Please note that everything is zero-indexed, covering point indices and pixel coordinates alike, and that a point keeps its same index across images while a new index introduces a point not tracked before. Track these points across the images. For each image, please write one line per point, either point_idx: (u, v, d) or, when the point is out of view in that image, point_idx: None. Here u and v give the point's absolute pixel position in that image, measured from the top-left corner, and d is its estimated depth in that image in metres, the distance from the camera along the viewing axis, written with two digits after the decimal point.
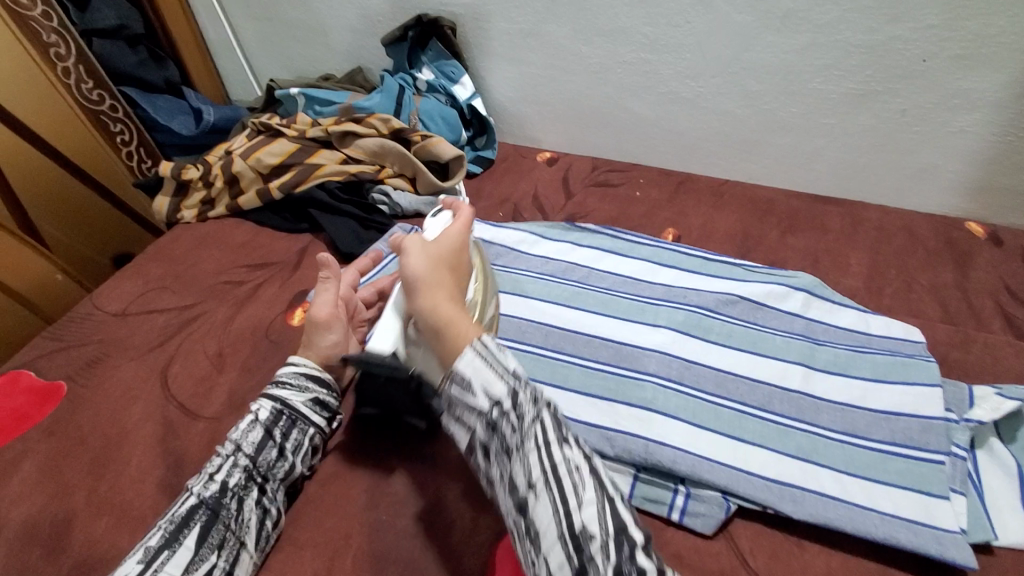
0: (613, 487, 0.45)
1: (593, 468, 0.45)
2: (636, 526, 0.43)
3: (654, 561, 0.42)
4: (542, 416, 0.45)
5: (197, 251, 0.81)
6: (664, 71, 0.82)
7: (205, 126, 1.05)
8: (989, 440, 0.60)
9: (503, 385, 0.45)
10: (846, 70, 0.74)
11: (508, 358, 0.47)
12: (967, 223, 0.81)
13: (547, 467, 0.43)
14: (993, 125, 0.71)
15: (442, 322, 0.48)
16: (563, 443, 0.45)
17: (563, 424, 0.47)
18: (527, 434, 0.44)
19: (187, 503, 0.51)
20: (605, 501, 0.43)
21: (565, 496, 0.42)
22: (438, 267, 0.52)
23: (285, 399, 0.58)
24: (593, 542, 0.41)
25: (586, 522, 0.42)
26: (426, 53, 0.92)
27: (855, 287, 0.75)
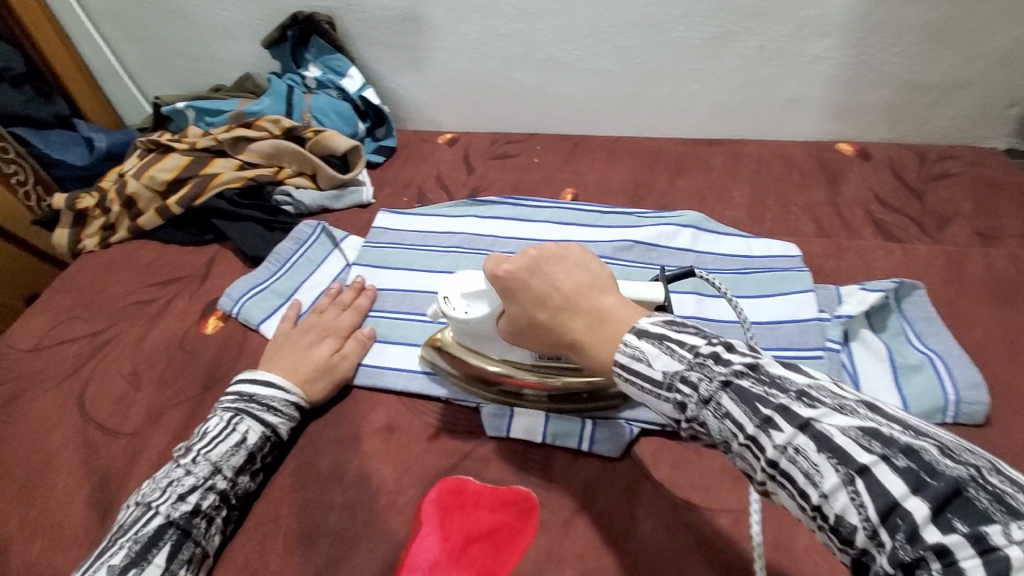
0: (869, 448, 0.31)
1: (817, 439, 0.32)
2: (914, 492, 0.29)
3: (964, 532, 0.27)
4: (723, 405, 0.37)
5: (104, 277, 0.80)
6: (540, 39, 0.86)
7: (99, 154, 1.04)
8: (861, 331, 0.66)
9: (666, 402, 0.40)
10: (703, 15, 0.79)
11: (658, 357, 0.40)
12: (839, 145, 0.88)
13: (762, 463, 0.35)
14: (842, 48, 0.79)
15: (593, 343, 0.43)
16: (767, 426, 0.34)
17: (758, 395, 0.35)
18: (721, 435, 0.37)
19: (152, 522, 0.50)
20: (853, 480, 0.31)
21: (799, 489, 0.33)
22: (582, 284, 0.45)
23: (277, 427, 0.58)
24: (856, 533, 0.31)
25: (838, 514, 0.31)
26: (309, 50, 0.93)
27: (739, 217, 0.81)
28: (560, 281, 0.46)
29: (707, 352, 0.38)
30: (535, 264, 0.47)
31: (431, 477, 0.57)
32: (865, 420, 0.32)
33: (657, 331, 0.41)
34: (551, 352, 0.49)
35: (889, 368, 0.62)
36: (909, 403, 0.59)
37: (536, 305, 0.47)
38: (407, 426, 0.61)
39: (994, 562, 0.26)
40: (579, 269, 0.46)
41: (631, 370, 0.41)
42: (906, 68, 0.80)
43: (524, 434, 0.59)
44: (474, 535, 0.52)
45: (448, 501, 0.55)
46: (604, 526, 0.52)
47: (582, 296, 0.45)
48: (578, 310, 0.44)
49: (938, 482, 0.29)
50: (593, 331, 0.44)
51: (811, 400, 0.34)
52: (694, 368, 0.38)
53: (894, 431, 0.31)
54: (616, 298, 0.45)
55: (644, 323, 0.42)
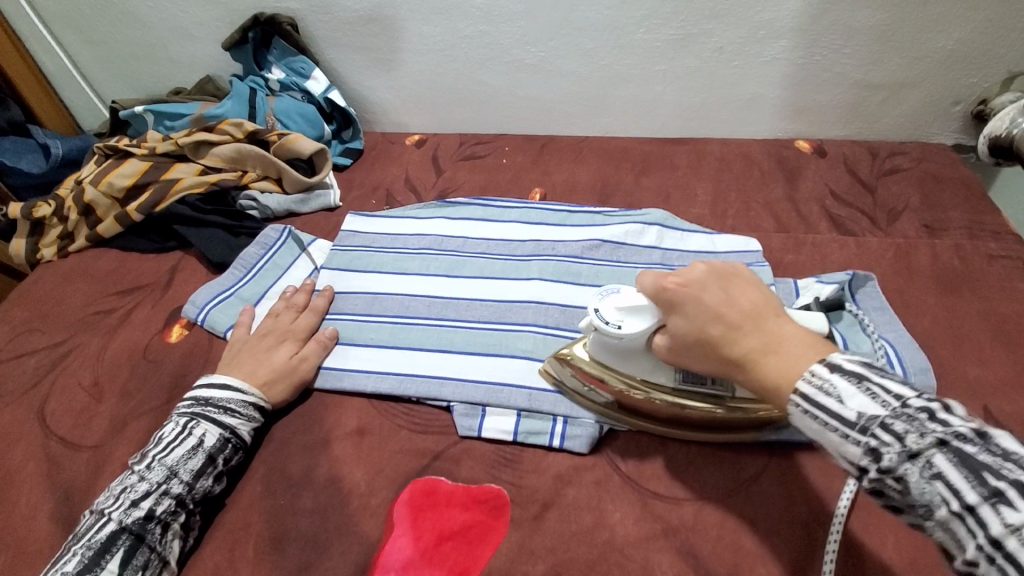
0: None
1: None
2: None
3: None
4: (935, 465, 0.34)
5: (65, 286, 0.78)
6: (505, 41, 0.86)
7: (55, 159, 1.00)
8: (818, 323, 0.66)
9: (854, 448, 0.38)
10: (664, 17, 0.81)
11: (854, 399, 0.39)
12: (796, 142, 0.91)
13: (980, 540, 0.32)
14: (797, 49, 0.82)
15: (772, 363, 0.43)
16: (995, 498, 0.31)
17: (987, 463, 0.33)
18: (924, 498, 0.34)
19: (105, 529, 0.51)
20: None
21: None
22: (758, 304, 0.46)
23: (235, 429, 0.58)
24: None
25: None
26: (272, 52, 0.92)
27: (703, 214, 0.83)
28: (736, 296, 0.47)
29: (918, 405, 0.37)
30: (704, 280, 0.48)
31: (403, 479, 0.57)
32: None
33: (856, 371, 0.40)
34: (713, 371, 0.48)
35: None
36: None
37: (706, 321, 0.47)
38: (378, 429, 0.61)
39: None
40: (754, 288, 0.47)
41: (818, 403, 0.40)
42: (857, 68, 0.83)
43: (497, 434, 0.60)
44: (446, 533, 0.53)
45: (420, 500, 0.55)
46: (575, 520, 0.53)
47: (762, 314, 0.45)
48: (758, 329, 0.45)
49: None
50: (770, 351, 0.44)
51: None
52: (899, 417, 0.37)
53: None
54: (793, 323, 0.45)
55: (842, 360, 0.41)
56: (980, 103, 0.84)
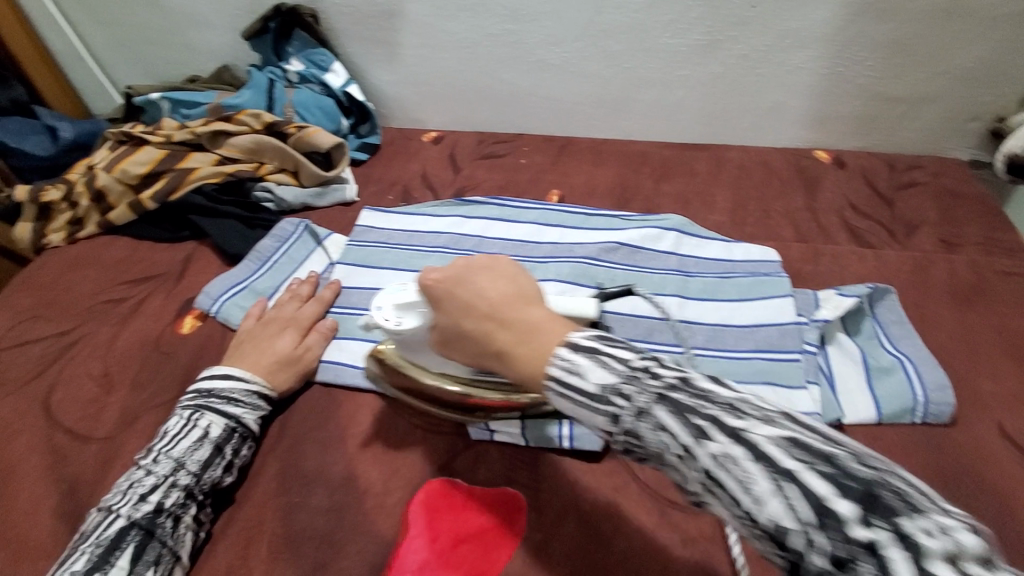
0: (795, 451, 0.32)
1: (750, 449, 0.33)
2: (840, 493, 0.30)
3: (883, 527, 0.29)
4: (657, 418, 0.37)
5: (72, 274, 0.77)
6: (528, 40, 0.86)
7: (63, 144, 0.99)
8: (837, 335, 0.68)
9: (602, 416, 0.39)
10: (689, 22, 0.80)
11: (593, 371, 0.39)
12: (815, 152, 0.91)
13: (699, 473, 0.35)
14: (821, 59, 0.82)
15: (523, 354, 0.43)
16: (700, 437, 0.35)
17: (690, 406, 0.36)
18: (656, 448, 0.37)
19: (114, 525, 0.49)
20: (783, 484, 0.31)
21: (735, 498, 0.33)
22: (506, 296, 0.46)
23: (240, 418, 0.57)
24: (791, 537, 0.31)
25: (771, 520, 0.32)
26: (292, 44, 0.91)
27: (721, 222, 0.83)
28: (486, 290, 0.47)
29: (641, 366, 0.39)
30: (461, 275, 0.49)
31: (418, 480, 0.57)
32: (788, 430, 0.34)
33: (589, 345, 0.41)
34: (480, 362, 0.48)
35: (862, 371, 0.65)
36: (881, 404, 0.62)
37: (463, 315, 0.47)
38: (393, 428, 0.60)
39: (911, 551, 0.28)
40: (505, 281, 0.47)
41: (568, 384, 0.40)
42: (878, 81, 0.83)
43: (508, 438, 0.58)
44: (463, 536, 0.52)
45: (436, 502, 0.54)
46: (593, 526, 0.53)
47: (505, 305, 0.45)
48: (502, 323, 0.45)
49: (856, 484, 0.30)
50: (519, 339, 0.43)
51: (738, 411, 0.35)
52: (631, 380, 0.39)
53: (815, 439, 0.33)
54: (544, 310, 0.45)
55: (577, 337, 0.41)
56: (997, 120, 0.84)
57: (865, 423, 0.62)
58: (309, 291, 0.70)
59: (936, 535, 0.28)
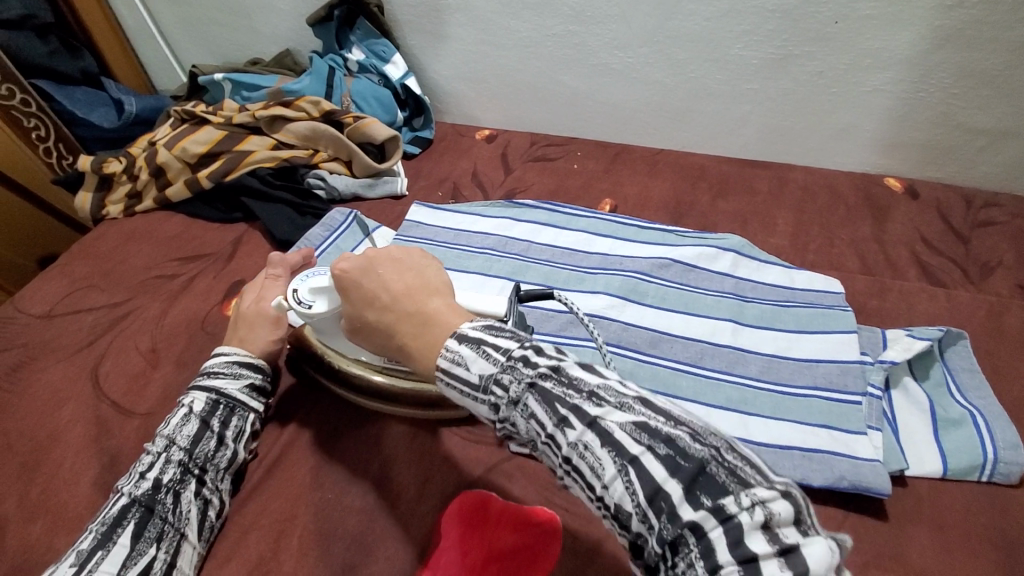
0: (641, 436, 0.33)
1: (600, 436, 0.34)
2: (672, 475, 0.32)
3: (708, 506, 0.31)
4: (528, 406, 0.37)
5: (126, 246, 0.78)
6: (592, 43, 0.83)
7: (128, 117, 1.01)
8: (903, 379, 0.65)
9: (483, 405, 0.39)
10: (764, 35, 0.77)
11: (475, 362, 0.39)
12: (886, 179, 0.86)
13: (559, 459, 0.36)
14: (903, 82, 0.77)
15: (418, 346, 0.42)
16: (561, 424, 0.36)
17: (557, 396, 0.36)
18: (529, 434, 0.38)
19: (117, 504, 0.49)
20: (625, 468, 0.33)
21: (587, 481, 0.35)
22: (408, 287, 0.44)
23: (220, 388, 0.57)
24: (630, 517, 0.33)
25: (616, 501, 0.33)
26: (355, 32, 0.90)
27: (781, 246, 0.79)
28: (388, 282, 0.45)
29: (518, 355, 0.39)
30: (369, 264, 0.46)
31: (451, 488, 0.55)
32: (638, 415, 0.35)
33: (476, 336, 0.40)
34: (383, 352, 0.47)
35: (929, 420, 0.61)
36: (948, 459, 0.58)
37: (362, 307, 0.45)
38: (430, 431, 0.59)
39: (732, 528, 0.30)
40: (411, 271, 0.45)
41: (452, 375, 0.40)
42: (963, 110, 0.77)
43: None
44: (496, 553, 0.51)
45: (470, 514, 0.53)
46: (631, 558, 0.50)
47: (410, 299, 0.43)
48: (394, 315, 0.43)
49: (689, 464, 0.32)
50: (418, 333, 0.42)
51: (598, 398, 0.36)
52: (506, 370, 0.38)
53: (660, 422, 0.34)
54: (446, 300, 0.44)
55: (467, 328, 0.41)
56: None
57: (929, 477, 0.58)
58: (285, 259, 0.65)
59: (755, 510, 0.30)
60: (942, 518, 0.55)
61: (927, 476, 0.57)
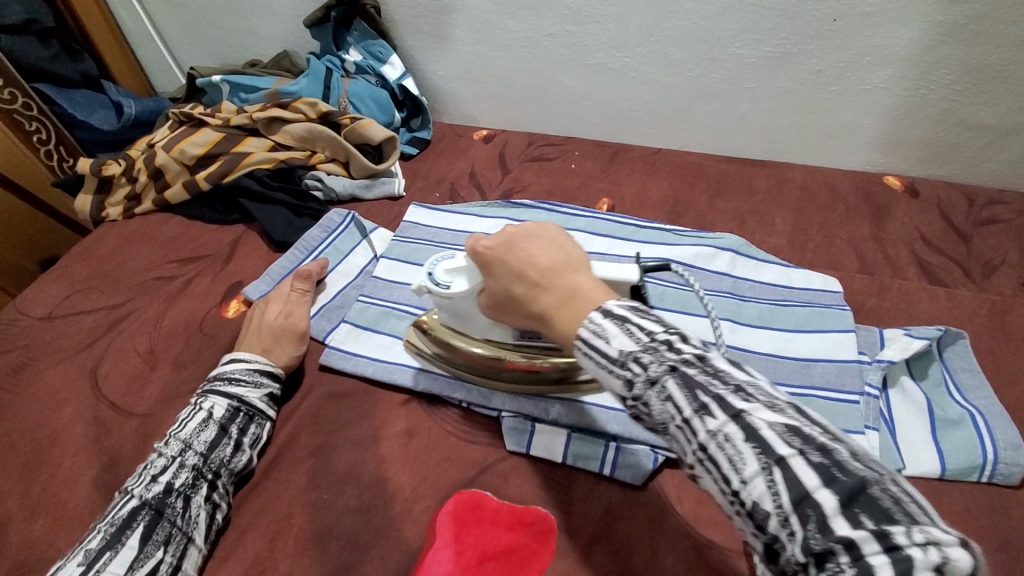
0: (793, 441, 0.32)
1: (746, 429, 0.33)
2: (826, 485, 0.30)
3: (870, 528, 0.29)
4: (667, 388, 0.36)
5: (126, 248, 0.79)
6: (589, 43, 0.83)
7: (127, 120, 1.02)
8: (901, 378, 0.64)
9: (616, 379, 0.39)
10: (762, 33, 0.76)
11: (617, 337, 0.39)
12: (885, 178, 0.86)
13: (693, 446, 0.35)
14: (902, 80, 0.76)
15: (562, 316, 0.43)
16: (702, 412, 0.34)
17: (701, 382, 0.35)
18: (660, 417, 0.37)
19: (127, 505, 0.50)
20: (771, 468, 0.31)
21: (723, 474, 0.33)
22: (551, 260, 0.45)
23: (241, 396, 0.58)
24: (768, 519, 0.31)
25: (754, 500, 0.32)
26: (352, 34, 0.91)
27: (780, 245, 0.79)
28: (533, 256, 0.46)
29: (662, 338, 0.38)
30: (511, 240, 0.48)
31: (447, 489, 0.55)
32: (790, 417, 0.33)
33: (622, 313, 0.40)
34: (530, 323, 0.48)
35: (926, 420, 0.60)
36: (946, 459, 0.57)
37: (511, 278, 0.47)
38: (427, 432, 0.60)
39: (896, 558, 0.28)
40: (553, 246, 0.47)
41: (592, 346, 0.40)
42: (963, 107, 0.76)
43: (544, 454, 0.57)
44: (490, 554, 0.50)
45: (466, 514, 0.53)
46: (625, 559, 0.50)
47: (553, 271, 0.45)
48: (546, 286, 0.45)
49: (848, 479, 0.30)
50: (562, 304, 0.43)
51: (747, 394, 0.34)
52: (648, 350, 0.38)
53: (815, 431, 0.32)
54: (587, 275, 0.45)
55: (612, 305, 0.41)
56: None
57: (927, 477, 0.57)
58: (309, 270, 0.69)
59: (926, 546, 0.28)
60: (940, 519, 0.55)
61: (926, 476, 0.57)
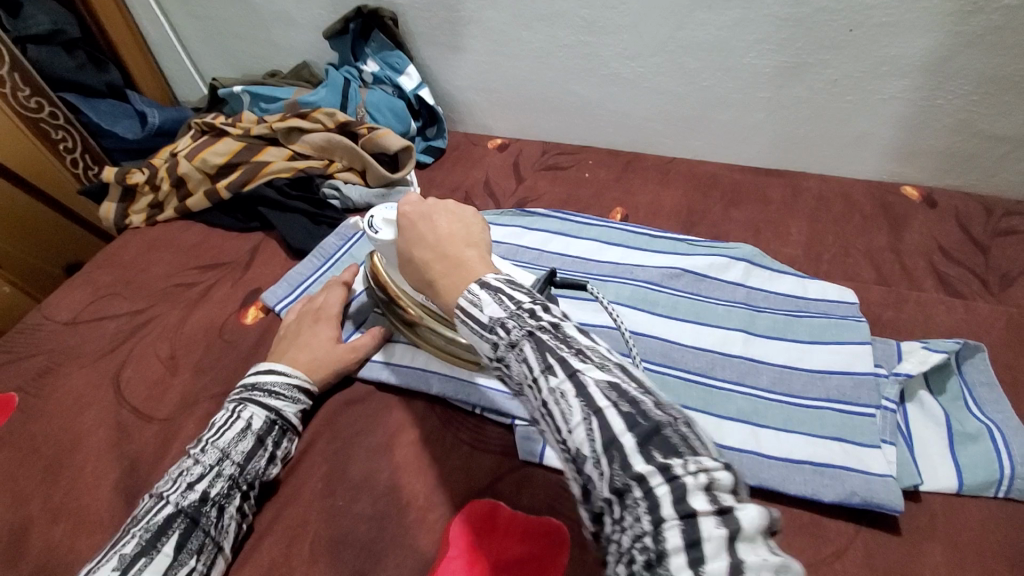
0: (611, 392, 0.34)
1: (577, 386, 0.34)
2: (629, 429, 0.32)
3: (659, 463, 0.31)
4: (523, 351, 0.37)
5: (148, 255, 0.81)
6: (604, 53, 0.84)
7: (151, 128, 1.04)
8: (919, 393, 0.64)
9: (485, 344, 0.40)
10: (776, 44, 0.76)
11: (489, 305, 0.40)
12: (903, 188, 0.85)
13: (538, 403, 0.36)
14: (920, 90, 0.75)
15: (445, 282, 0.45)
16: (547, 371, 0.36)
17: (551, 346, 0.36)
18: (519, 377, 0.38)
19: (162, 512, 0.50)
20: (591, 418, 0.33)
21: (556, 426, 0.35)
22: (452, 236, 0.48)
23: (280, 411, 0.59)
24: (587, 463, 0.33)
25: (578, 447, 0.34)
26: (370, 45, 0.92)
27: (794, 255, 0.78)
28: (438, 228, 0.49)
29: (529, 306, 0.39)
30: (427, 211, 0.51)
31: (460, 497, 0.56)
32: (615, 376, 0.35)
33: (497, 284, 0.41)
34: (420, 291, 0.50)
35: (945, 434, 0.60)
36: (964, 475, 0.57)
37: (410, 246, 0.50)
38: (441, 440, 0.60)
39: (676, 487, 0.30)
40: (459, 222, 0.49)
41: (467, 313, 0.41)
42: (983, 117, 0.75)
43: (558, 464, 0.57)
44: (503, 563, 0.51)
45: (478, 523, 0.54)
46: None
47: (451, 244, 0.47)
48: (438, 254, 0.47)
49: (647, 424, 0.32)
50: (447, 273, 0.45)
51: (585, 355, 0.36)
52: (514, 317, 0.39)
53: (633, 386, 0.34)
54: (481, 255, 0.46)
55: (490, 278, 0.42)
56: None
57: (944, 493, 0.57)
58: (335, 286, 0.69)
59: (698, 474, 0.30)
60: (958, 535, 0.54)
61: (943, 491, 0.57)
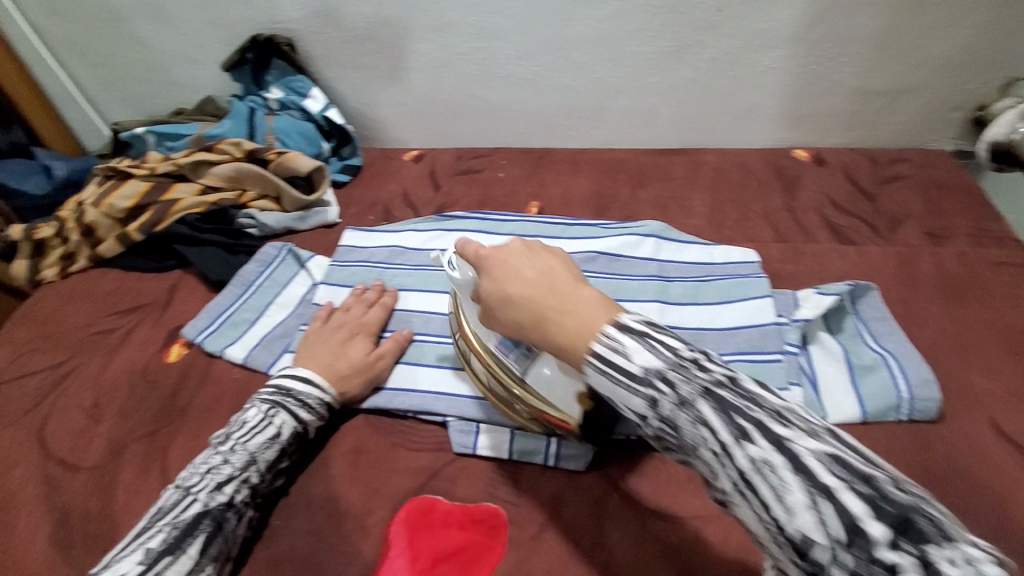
0: (834, 468, 0.30)
1: (792, 459, 0.31)
2: (877, 517, 0.29)
3: (913, 555, 0.28)
4: (699, 411, 0.34)
5: (65, 307, 0.79)
6: (499, 55, 0.87)
7: (58, 181, 1.02)
8: (820, 334, 0.68)
9: (640, 399, 0.36)
10: (654, 31, 0.81)
11: (639, 353, 0.36)
12: (794, 151, 0.91)
13: (731, 474, 0.33)
14: (792, 59, 0.82)
15: (565, 323, 0.40)
16: (742, 439, 0.33)
17: (736, 406, 0.34)
18: (692, 441, 0.35)
19: (192, 509, 0.51)
20: (819, 501, 0.30)
21: (763, 501, 0.31)
22: (552, 276, 0.44)
23: (308, 424, 0.58)
24: (816, 553, 0.30)
25: (800, 532, 0.30)
26: (270, 72, 0.93)
27: (701, 225, 0.83)
28: (535, 268, 0.45)
29: (688, 355, 0.36)
30: (507, 253, 0.48)
31: (398, 498, 0.57)
32: (831, 446, 0.32)
33: (640, 327, 0.38)
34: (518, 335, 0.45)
35: (846, 370, 0.64)
36: (866, 403, 0.61)
37: (508, 283, 0.45)
38: (374, 447, 0.61)
39: None
40: (557, 263, 0.46)
41: (608, 362, 0.37)
42: (851, 77, 0.83)
43: (489, 451, 0.59)
44: (442, 556, 0.52)
45: (415, 520, 0.54)
46: (574, 539, 0.52)
47: (558, 281, 0.43)
48: (553, 294, 0.42)
49: (894, 509, 0.29)
50: (567, 316, 0.40)
51: (784, 418, 0.33)
52: (676, 368, 0.36)
53: (855, 458, 0.31)
54: (592, 288, 0.42)
55: (626, 318, 0.38)
56: (978, 108, 0.83)
57: (849, 422, 0.61)
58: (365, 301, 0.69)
59: (963, 567, 0.28)
60: None
61: (848, 421, 0.61)
